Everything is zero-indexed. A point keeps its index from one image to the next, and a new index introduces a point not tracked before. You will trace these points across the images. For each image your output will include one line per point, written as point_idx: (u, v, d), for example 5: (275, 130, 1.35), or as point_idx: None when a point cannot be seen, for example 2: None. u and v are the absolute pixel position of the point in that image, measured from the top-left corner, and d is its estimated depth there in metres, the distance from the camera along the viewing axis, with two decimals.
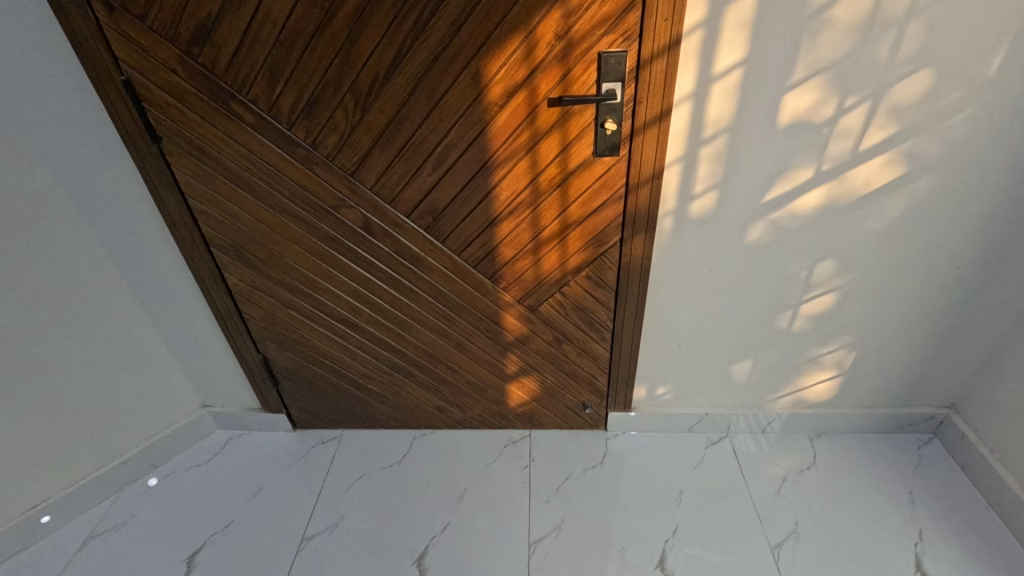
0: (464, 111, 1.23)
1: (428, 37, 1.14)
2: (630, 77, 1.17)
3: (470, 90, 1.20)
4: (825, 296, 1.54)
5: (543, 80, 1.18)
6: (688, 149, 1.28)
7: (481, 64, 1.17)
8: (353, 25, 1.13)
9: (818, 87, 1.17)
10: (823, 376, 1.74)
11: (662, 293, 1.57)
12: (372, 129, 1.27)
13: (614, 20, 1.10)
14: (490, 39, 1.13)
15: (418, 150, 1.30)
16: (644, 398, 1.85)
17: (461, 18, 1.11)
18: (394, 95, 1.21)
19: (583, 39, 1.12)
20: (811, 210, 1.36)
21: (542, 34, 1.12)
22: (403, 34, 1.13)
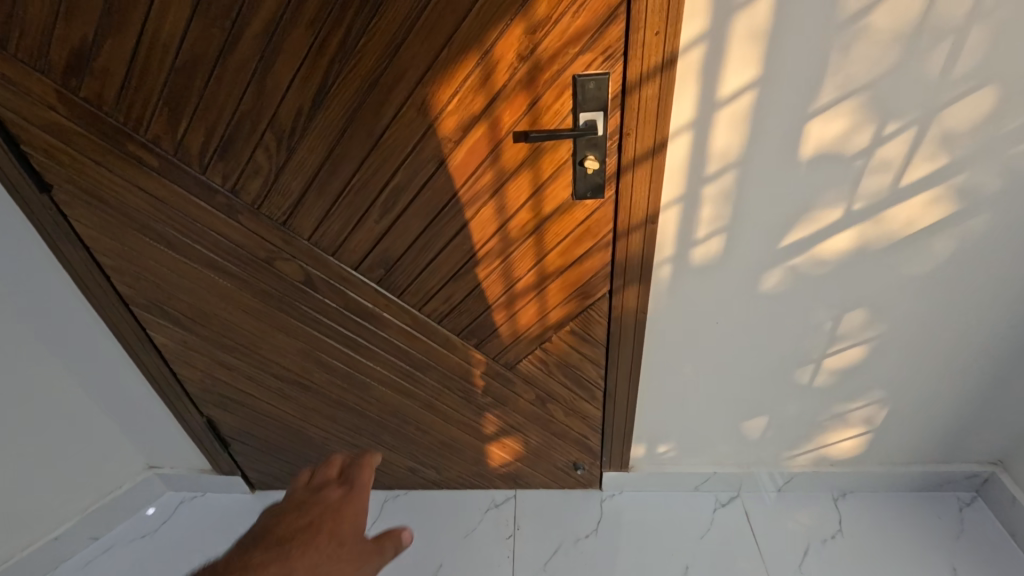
0: (413, 149, 1.00)
1: (359, 61, 0.91)
2: (614, 104, 0.93)
3: (416, 124, 0.97)
4: (853, 349, 1.30)
5: (507, 110, 0.95)
6: (688, 187, 1.04)
7: (428, 94, 0.94)
8: (265, 49, 0.90)
9: (850, 112, 0.94)
10: (850, 433, 1.51)
11: (661, 347, 1.34)
12: (302, 172, 1.04)
13: (591, 36, 0.87)
14: (436, 63, 0.91)
15: (360, 196, 1.07)
16: (643, 456, 1.62)
17: (397, 38, 0.88)
18: (324, 132, 0.99)
19: (554, 59, 0.89)
20: (839, 254, 1.13)
21: (501, 54, 0.89)
22: (327, 59, 0.90)
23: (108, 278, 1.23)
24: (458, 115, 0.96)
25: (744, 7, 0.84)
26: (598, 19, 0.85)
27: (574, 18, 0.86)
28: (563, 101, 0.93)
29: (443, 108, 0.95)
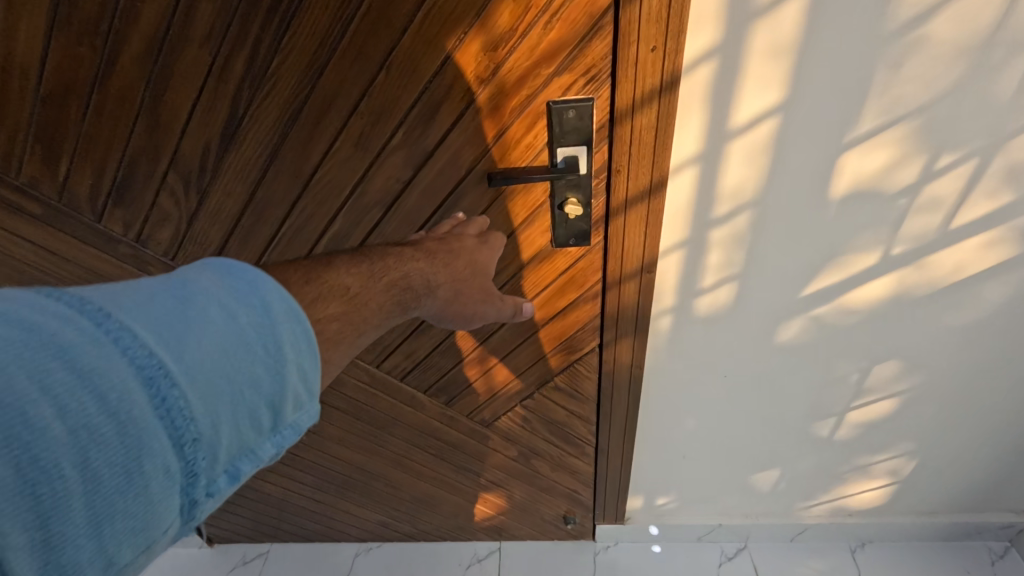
0: (353, 191, 0.81)
1: (275, 87, 0.71)
2: (600, 136, 0.74)
3: (353, 162, 0.78)
4: (882, 403, 1.13)
5: (466, 145, 0.76)
6: (692, 230, 0.86)
7: (365, 126, 0.75)
8: (151, 73, 0.70)
9: (895, 142, 0.75)
10: (872, 484, 1.34)
11: (659, 401, 1.16)
12: (220, 220, 0.85)
13: (569, 52, 0.68)
14: (373, 89, 0.71)
15: (294, 246, 0.88)
16: (640, 507, 1.45)
17: (320, 57, 0.69)
18: (241, 172, 0.79)
19: (521, 82, 0.70)
20: (871, 303, 0.95)
21: (454, 76, 0.70)
22: (233, 85, 0.71)
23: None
24: (405, 151, 0.77)
25: (765, 14, 0.64)
26: (576, 31, 0.66)
27: (545, 31, 0.66)
28: (537, 132, 0.74)
29: (385, 142, 0.76)
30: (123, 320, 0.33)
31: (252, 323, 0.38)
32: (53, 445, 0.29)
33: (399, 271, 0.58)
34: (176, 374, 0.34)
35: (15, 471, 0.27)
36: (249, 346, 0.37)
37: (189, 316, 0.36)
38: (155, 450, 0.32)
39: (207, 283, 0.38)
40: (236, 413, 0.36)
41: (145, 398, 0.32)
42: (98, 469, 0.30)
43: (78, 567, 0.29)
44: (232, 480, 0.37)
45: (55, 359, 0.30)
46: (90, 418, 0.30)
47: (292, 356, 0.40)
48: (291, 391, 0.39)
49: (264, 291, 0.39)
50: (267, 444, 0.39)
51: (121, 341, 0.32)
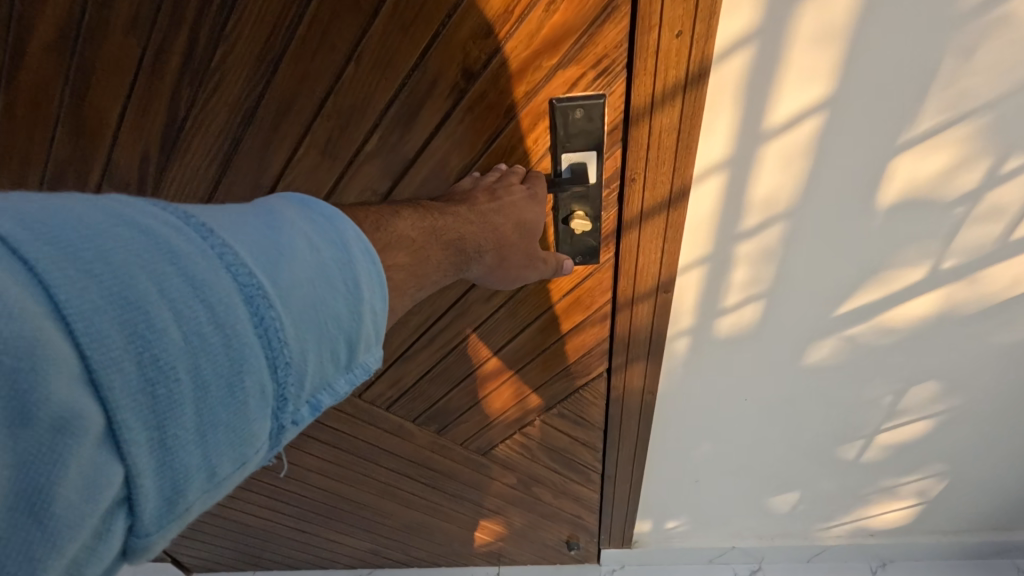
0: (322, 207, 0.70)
1: (220, 85, 0.59)
2: (612, 140, 0.63)
3: (322, 173, 0.67)
4: (915, 424, 1.03)
5: (452, 152, 0.65)
6: (715, 244, 0.75)
7: (333, 131, 0.63)
8: (69, 69, 0.59)
9: (956, 143, 0.64)
10: (898, 505, 1.25)
11: (672, 425, 1.06)
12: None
13: (576, 40, 0.56)
14: (339, 87, 0.60)
15: None
16: (648, 530, 1.36)
17: (274, 49, 0.57)
18: (189, 186, 0.68)
19: (518, 77, 0.59)
20: (912, 322, 0.84)
21: (436, 71, 0.58)
22: (171, 83, 0.59)
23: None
24: (381, 159, 0.66)
25: None
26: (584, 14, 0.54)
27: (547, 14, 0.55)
28: (536, 136, 0.63)
29: (358, 150, 0.65)
30: (224, 236, 0.31)
31: (334, 256, 0.35)
32: (168, 347, 0.27)
33: (452, 232, 0.52)
34: (274, 294, 0.31)
35: (135, 367, 0.26)
36: (334, 277, 0.35)
37: (280, 240, 0.33)
38: (254, 368, 0.30)
39: (290, 213, 0.35)
40: (321, 345, 0.34)
41: (244, 316, 0.30)
42: (206, 377, 0.28)
43: (184, 476, 0.28)
44: (315, 411, 0.34)
45: (169, 263, 0.28)
46: (200, 326, 0.28)
47: (370, 295, 0.37)
48: (367, 331, 0.36)
49: (342, 228, 0.37)
50: (341, 381, 0.36)
51: (224, 255, 0.30)
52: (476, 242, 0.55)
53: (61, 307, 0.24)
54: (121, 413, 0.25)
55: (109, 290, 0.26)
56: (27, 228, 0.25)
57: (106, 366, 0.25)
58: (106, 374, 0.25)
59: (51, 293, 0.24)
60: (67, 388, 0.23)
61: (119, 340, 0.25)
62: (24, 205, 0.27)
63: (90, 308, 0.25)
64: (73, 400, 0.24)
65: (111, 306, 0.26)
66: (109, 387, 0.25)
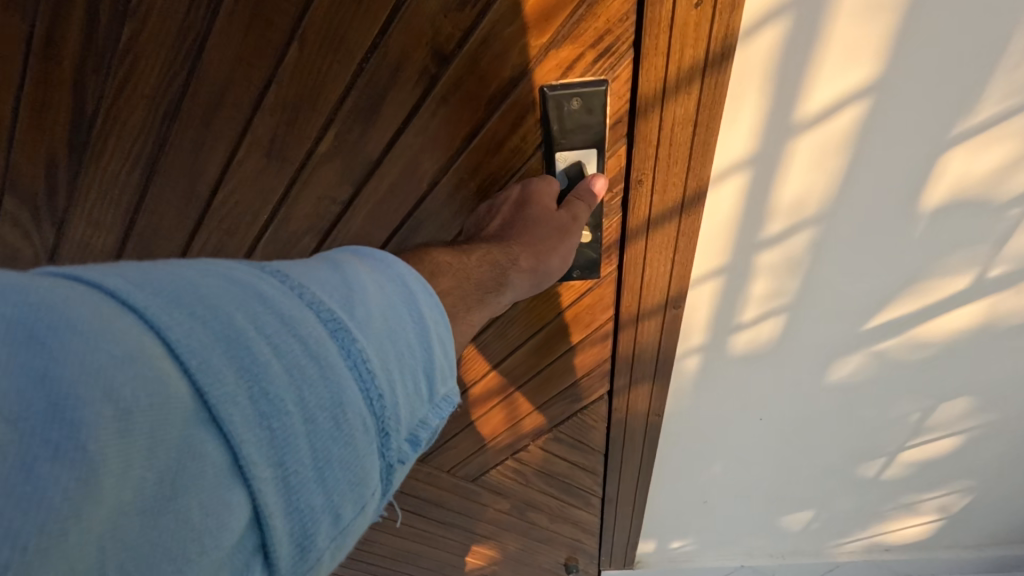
0: (277, 208, 0.65)
1: (137, 71, 0.54)
2: (617, 133, 0.53)
3: (270, 174, 0.61)
4: (942, 441, 0.95)
5: (424, 152, 0.58)
6: (734, 254, 0.65)
7: (277, 126, 0.57)
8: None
9: (1021, 134, 0.54)
10: (916, 521, 1.17)
11: (679, 446, 0.97)
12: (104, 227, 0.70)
13: (571, 13, 0.47)
14: (281, 75, 0.53)
15: None
16: (652, 550, 1.27)
17: (194, 31, 0.52)
18: (118, 177, 0.64)
19: (501, 60, 0.50)
20: (948, 335, 0.75)
21: (397, 55, 0.50)
22: (85, 69, 0.55)
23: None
24: (338, 164, 0.60)
25: None
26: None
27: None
28: (528, 129, 0.55)
29: (311, 151, 0.59)
30: (301, 280, 0.30)
31: (398, 292, 0.35)
32: (274, 381, 0.26)
33: (466, 251, 0.49)
34: (357, 330, 0.30)
35: (249, 401, 0.25)
36: (403, 310, 0.34)
37: (349, 281, 0.33)
38: (354, 401, 0.28)
39: (350, 260, 0.35)
40: (405, 376, 0.32)
41: (335, 352, 0.29)
42: (314, 412, 0.27)
43: (312, 519, 0.26)
44: (416, 446, 0.33)
45: (260, 306, 0.27)
46: (299, 360, 0.27)
47: (436, 327, 0.36)
48: (440, 361, 0.35)
49: (396, 266, 0.36)
50: (430, 415, 0.34)
51: (304, 295, 0.30)
52: (495, 250, 0.51)
53: (175, 347, 0.24)
54: (245, 447, 0.24)
55: (213, 330, 0.25)
56: (130, 282, 0.25)
57: (222, 402, 0.24)
58: (224, 407, 0.24)
59: (162, 334, 0.24)
60: (187, 426, 0.23)
61: (231, 377, 0.24)
62: (125, 268, 0.26)
63: (202, 346, 0.24)
64: (195, 441, 0.23)
65: (218, 345, 0.25)
66: (231, 423, 0.24)
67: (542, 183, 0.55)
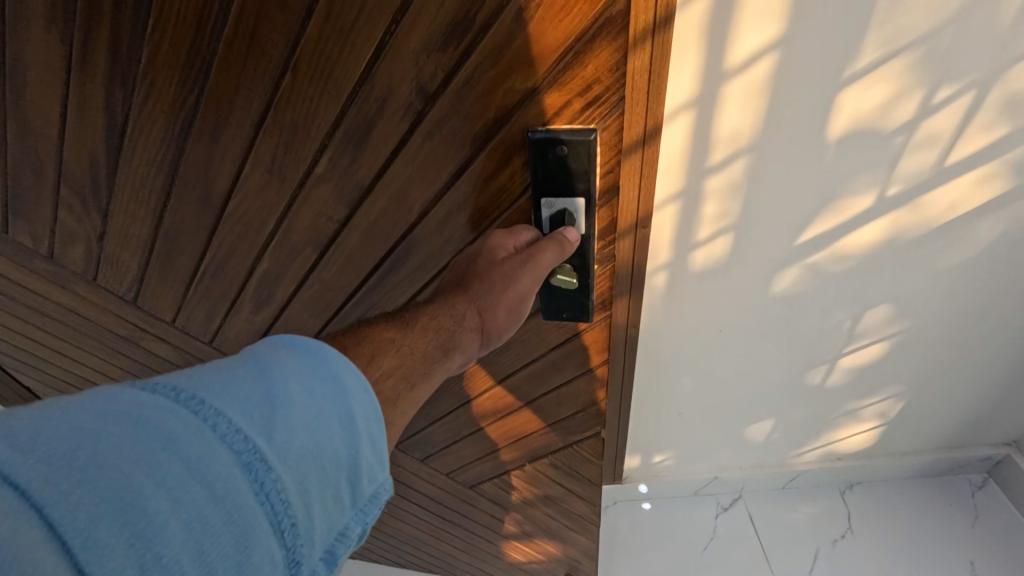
0: (286, 211, 0.88)
1: (156, 91, 0.76)
2: (602, 165, 0.73)
3: (272, 189, 0.85)
4: (873, 346, 1.14)
5: (412, 183, 0.78)
6: (688, 180, 0.83)
7: (277, 145, 0.78)
8: (42, 69, 0.77)
9: (895, 75, 0.72)
10: (862, 428, 1.37)
11: (654, 359, 1.15)
12: (142, 209, 0.95)
13: (554, 69, 0.64)
14: (277, 103, 0.73)
15: (240, 248, 0.98)
16: (639, 466, 1.47)
17: (199, 60, 0.71)
18: (147, 174, 0.89)
19: (485, 104, 0.68)
20: (865, 247, 0.94)
21: (384, 89, 0.68)
22: (125, 85, 0.76)
23: (64, 306, 1.24)
24: (353, 148, 0.76)
25: None
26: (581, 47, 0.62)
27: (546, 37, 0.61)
28: (514, 171, 0.74)
29: (330, 132, 0.75)
30: (216, 404, 0.34)
31: (326, 395, 0.39)
32: (168, 540, 0.29)
33: (413, 324, 0.62)
34: (271, 458, 0.34)
35: (140, 570, 0.28)
36: (331, 415, 0.39)
37: (273, 392, 0.37)
38: (263, 536, 0.33)
39: (280, 360, 0.39)
40: (324, 492, 0.37)
41: (246, 486, 0.33)
42: (213, 563, 0.31)
43: None
44: (331, 563, 0.38)
45: (164, 450, 0.31)
46: (200, 508, 0.31)
47: (367, 426, 0.41)
48: (365, 463, 0.40)
49: (329, 362, 0.41)
50: (350, 520, 0.39)
51: (217, 426, 0.34)
52: (442, 320, 0.65)
53: (58, 529, 0.27)
54: None
55: (105, 497, 0.28)
56: (15, 448, 0.28)
57: None
58: None
59: (46, 515, 0.27)
60: None
61: (119, 547, 0.28)
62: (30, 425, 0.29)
63: (88, 521, 0.27)
64: None
65: (107, 512, 0.28)
66: None
67: (500, 238, 0.74)
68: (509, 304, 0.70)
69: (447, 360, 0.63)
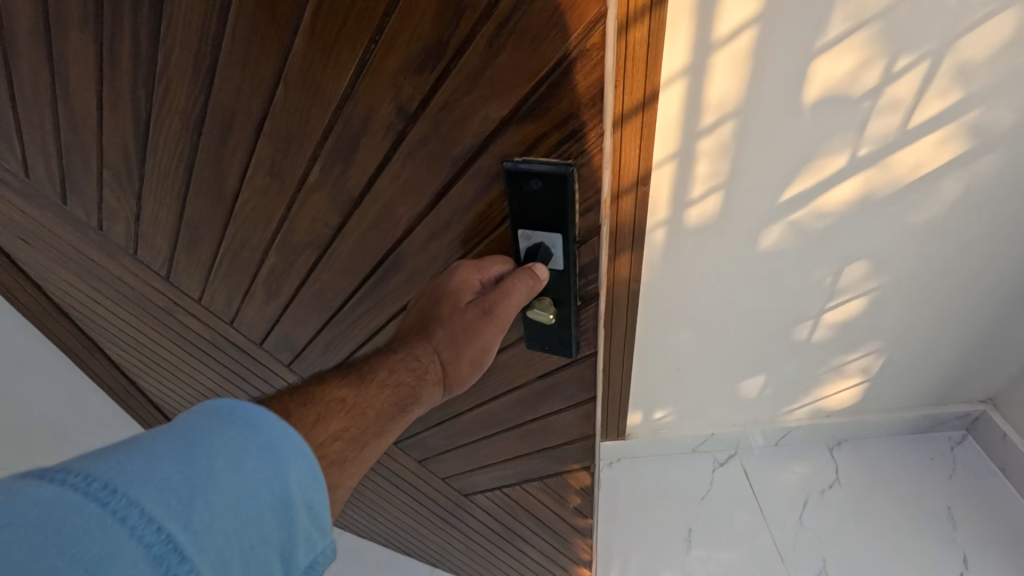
0: (287, 212, 0.76)
1: (166, 100, 0.68)
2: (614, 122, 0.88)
3: (271, 193, 0.74)
4: (854, 301, 1.25)
5: (396, 204, 0.65)
6: (683, 143, 0.95)
7: (274, 152, 0.67)
8: (50, 46, 0.70)
9: (861, 46, 0.84)
10: (847, 384, 1.48)
11: (655, 314, 1.27)
12: (169, 196, 0.86)
13: None
14: (270, 113, 0.62)
15: (246, 253, 0.90)
16: (640, 423, 1.59)
17: (205, 63, 0.61)
18: (169, 166, 0.79)
19: (466, 122, 0.52)
20: (842, 205, 1.06)
21: (365, 108, 0.56)
22: (140, 80, 0.67)
23: (106, 277, 1.23)
24: (336, 167, 0.64)
25: None
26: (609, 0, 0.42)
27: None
28: (495, 200, 0.59)
29: None
30: (132, 492, 0.31)
31: (260, 467, 0.36)
32: None
33: (367, 380, 0.56)
34: (187, 548, 0.32)
35: None
36: (264, 491, 0.36)
37: (198, 469, 0.34)
38: None
39: (213, 427, 0.36)
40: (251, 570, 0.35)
41: None
42: None
43: None
44: None
45: (59, 557, 0.28)
46: None
47: (305, 494, 0.38)
48: (302, 534, 0.38)
49: (266, 432, 0.37)
50: None
51: (127, 518, 0.30)
52: (403, 372, 0.59)
53: None
54: None
55: None
56: None
57: None
58: None
59: None
60: None
61: None
62: None
63: None
64: None
65: None
66: None
67: (466, 272, 0.61)
68: (479, 352, 0.63)
69: (405, 416, 0.58)
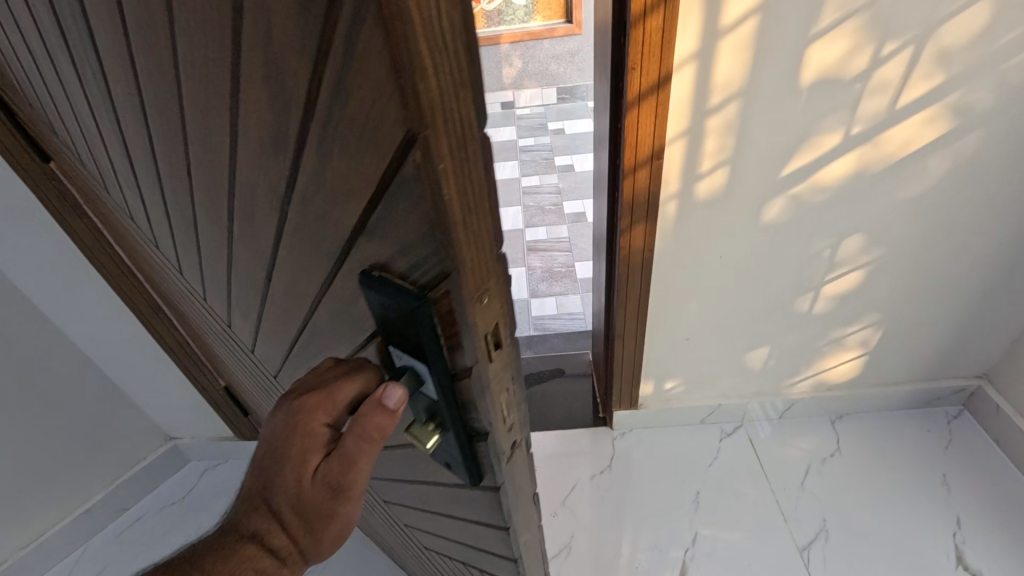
0: (227, 250, 0.60)
1: (118, 103, 0.52)
2: (630, 100, 1.00)
3: (217, 229, 0.57)
4: (851, 274, 1.35)
5: (301, 274, 0.52)
6: (692, 122, 1.06)
7: (203, 186, 0.52)
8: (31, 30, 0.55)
9: (851, 33, 0.96)
10: (847, 356, 1.58)
11: (666, 286, 1.37)
12: (156, 213, 0.70)
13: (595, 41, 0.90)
14: (189, 147, 0.48)
15: (218, 279, 0.73)
16: (652, 393, 1.70)
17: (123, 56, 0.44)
18: (147, 181, 0.62)
19: (330, 221, 0.40)
20: (837, 181, 1.16)
21: (249, 172, 0.43)
22: (89, 60, 0.49)
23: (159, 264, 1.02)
24: (250, 217, 0.50)
25: None
26: (423, 115, 0.28)
27: (342, 50, 0.28)
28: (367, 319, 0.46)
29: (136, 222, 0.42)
30: None
31: None
32: None
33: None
34: None
35: None
36: None
37: None
38: None
39: None
40: None
41: None
42: None
43: None
44: None
45: None
46: None
47: None
48: None
49: None
50: None
51: None
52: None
53: None
54: None
55: None
56: None
57: None
58: None
59: None
60: None
61: None
62: None
63: None
64: None
65: None
66: None
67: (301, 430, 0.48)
68: (343, 519, 0.52)
69: None
